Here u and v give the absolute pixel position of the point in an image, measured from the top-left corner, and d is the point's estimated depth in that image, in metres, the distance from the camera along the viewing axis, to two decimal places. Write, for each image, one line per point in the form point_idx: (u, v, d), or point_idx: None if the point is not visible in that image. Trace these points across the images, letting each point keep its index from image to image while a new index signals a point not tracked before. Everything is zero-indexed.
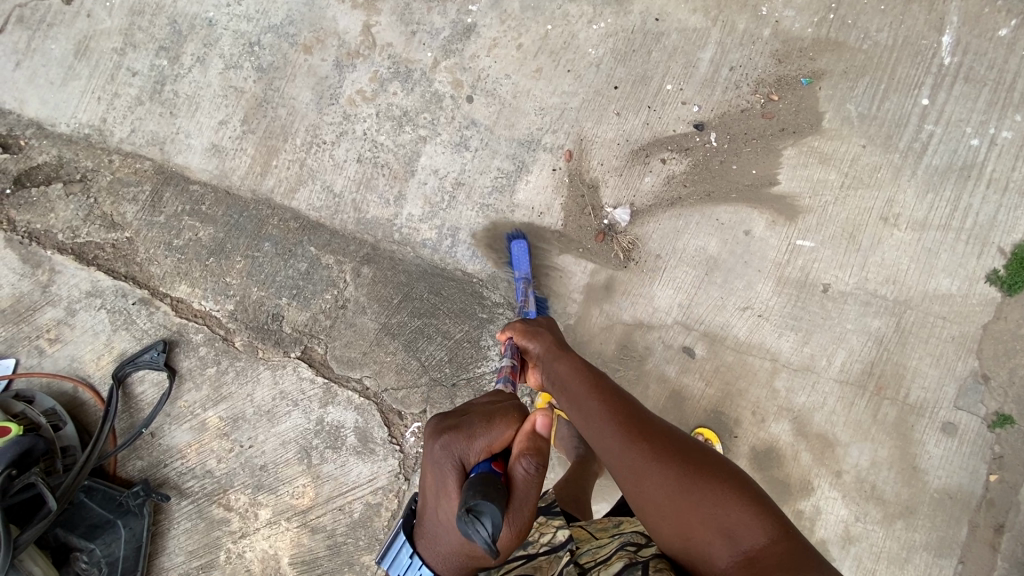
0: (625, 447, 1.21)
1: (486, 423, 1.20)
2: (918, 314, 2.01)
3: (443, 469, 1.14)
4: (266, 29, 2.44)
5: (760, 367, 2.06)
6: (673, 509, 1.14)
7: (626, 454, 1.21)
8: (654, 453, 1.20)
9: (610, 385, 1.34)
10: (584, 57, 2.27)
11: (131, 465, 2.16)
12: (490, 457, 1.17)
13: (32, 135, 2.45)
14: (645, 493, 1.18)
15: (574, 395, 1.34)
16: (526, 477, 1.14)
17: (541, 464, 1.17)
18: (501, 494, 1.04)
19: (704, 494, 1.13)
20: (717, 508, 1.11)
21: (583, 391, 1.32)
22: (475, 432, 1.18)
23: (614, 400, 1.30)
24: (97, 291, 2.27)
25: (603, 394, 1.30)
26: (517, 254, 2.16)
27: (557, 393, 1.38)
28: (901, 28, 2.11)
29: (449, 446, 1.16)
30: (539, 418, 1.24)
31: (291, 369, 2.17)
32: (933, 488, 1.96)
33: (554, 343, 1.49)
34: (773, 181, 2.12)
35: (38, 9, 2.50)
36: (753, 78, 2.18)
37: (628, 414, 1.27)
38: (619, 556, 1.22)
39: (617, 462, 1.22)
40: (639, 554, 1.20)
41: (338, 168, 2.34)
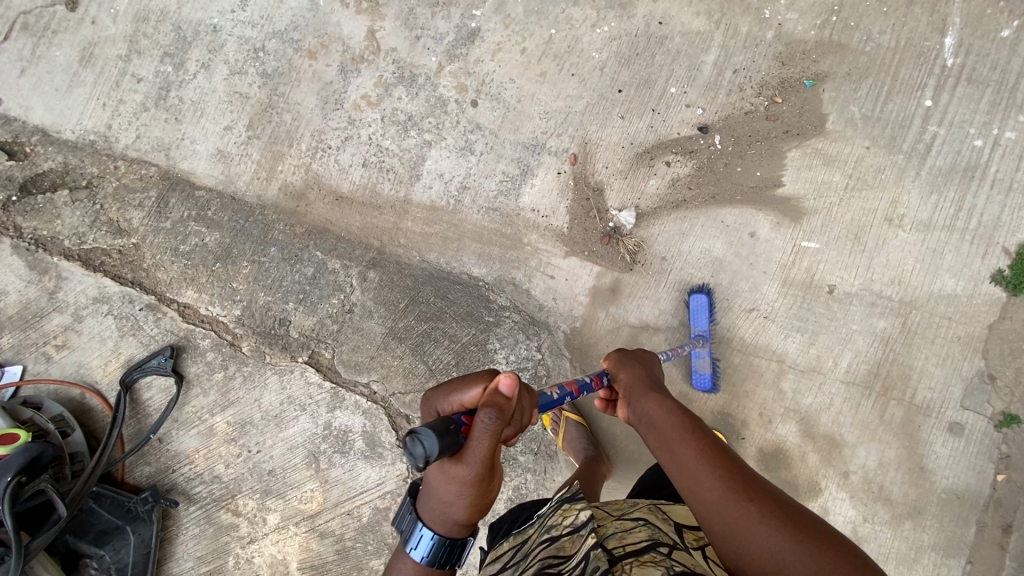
0: (728, 498, 1.11)
1: (464, 377, 1.19)
2: (923, 315, 2.02)
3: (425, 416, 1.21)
4: (271, 35, 2.46)
5: (767, 368, 2.06)
6: (782, 573, 0.99)
7: (727, 503, 1.10)
8: (764, 510, 1.07)
9: (708, 433, 1.27)
10: (588, 61, 2.28)
11: (139, 471, 2.16)
12: (463, 411, 1.15)
13: (38, 142, 2.46)
14: (748, 551, 1.04)
15: (668, 439, 1.27)
16: (483, 428, 1.03)
17: (501, 423, 1.04)
18: (442, 428, 1.02)
19: (818, 560, 0.98)
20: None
21: (680, 436, 1.26)
22: (450, 387, 1.19)
23: (717, 451, 1.21)
24: (104, 297, 2.27)
25: (705, 443, 1.23)
26: (695, 307, 2.06)
27: (648, 435, 1.34)
28: (903, 30, 2.13)
29: (431, 399, 1.22)
30: (503, 376, 1.08)
31: (299, 374, 2.17)
32: (941, 488, 1.96)
33: (649, 380, 1.46)
34: (777, 183, 2.13)
35: (43, 16, 2.51)
36: (756, 80, 2.19)
37: (734, 468, 1.17)
38: (651, 553, 1.15)
39: (715, 511, 1.11)
40: (671, 558, 1.11)
41: (343, 173, 2.35)
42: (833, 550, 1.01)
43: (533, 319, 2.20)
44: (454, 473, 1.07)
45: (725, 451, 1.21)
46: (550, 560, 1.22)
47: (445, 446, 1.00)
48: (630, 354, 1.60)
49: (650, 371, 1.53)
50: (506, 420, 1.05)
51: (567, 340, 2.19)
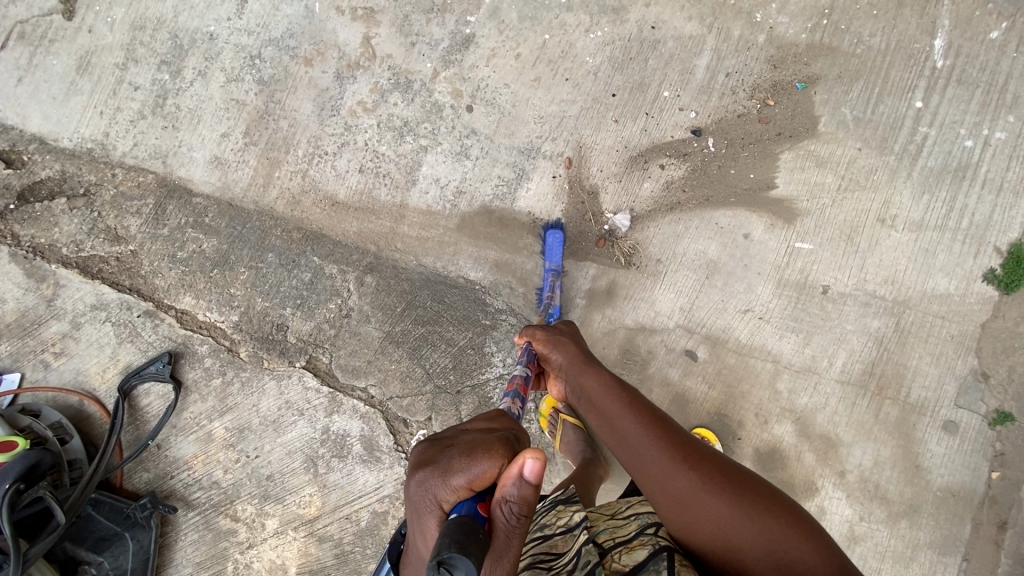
0: (669, 467, 1.23)
1: (467, 453, 1.02)
2: (916, 314, 2.03)
3: (416, 504, 0.99)
4: (267, 42, 2.48)
5: (762, 369, 2.08)
6: (717, 527, 1.16)
7: (669, 473, 1.23)
8: (700, 474, 1.21)
9: (648, 405, 1.37)
10: (582, 66, 2.31)
11: (137, 477, 2.15)
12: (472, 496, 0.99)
13: (35, 150, 2.47)
14: (687, 512, 1.20)
15: (611, 415, 1.37)
16: (510, 526, 0.95)
17: (527, 515, 0.97)
18: (474, 547, 0.86)
19: (750, 519, 1.14)
20: (761, 529, 1.13)
21: (621, 410, 1.36)
22: (451, 467, 0.99)
23: (654, 421, 1.33)
24: (102, 304, 2.28)
25: (646, 417, 1.33)
26: (551, 243, 2.17)
27: (591, 411, 1.43)
28: (893, 32, 2.15)
29: (424, 483, 1.00)
30: (529, 462, 0.95)
31: (296, 379, 2.18)
32: (936, 486, 1.97)
33: (582, 358, 1.53)
34: (770, 184, 2.15)
35: (39, 25, 2.53)
36: (749, 83, 2.21)
37: (671, 436, 1.29)
38: (639, 539, 1.26)
39: (657, 480, 1.24)
40: (658, 537, 1.24)
41: (340, 178, 2.37)
42: (756, 501, 1.17)
43: (529, 321, 2.21)
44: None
45: (661, 418, 1.34)
46: (543, 556, 1.27)
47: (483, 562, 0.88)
48: (556, 330, 1.65)
49: (581, 346, 1.60)
50: (532, 508, 0.97)
51: None
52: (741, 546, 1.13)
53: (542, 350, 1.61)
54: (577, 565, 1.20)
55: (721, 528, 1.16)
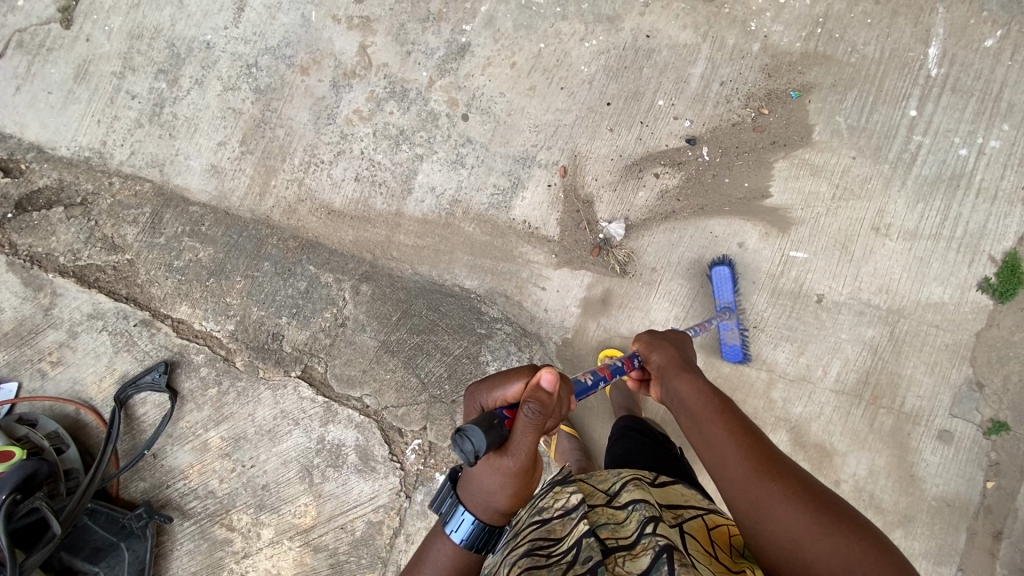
0: (750, 473, 1.13)
1: (503, 374, 1.25)
2: (910, 323, 2.03)
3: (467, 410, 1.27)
4: (263, 51, 2.49)
5: (757, 378, 2.08)
6: (793, 545, 1.01)
7: (747, 478, 1.13)
8: (783, 489, 1.09)
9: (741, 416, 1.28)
10: (577, 75, 2.32)
11: (133, 486, 2.16)
12: (504, 405, 1.21)
13: (33, 159, 2.48)
14: (763, 524, 1.07)
15: (699, 417, 1.31)
16: (525, 421, 1.11)
17: (542, 412, 1.11)
18: (489, 424, 1.09)
19: (835, 543, 0.99)
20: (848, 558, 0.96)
21: (709, 414, 1.30)
22: (491, 383, 1.25)
23: (745, 431, 1.24)
24: (99, 313, 2.29)
25: (733, 424, 1.25)
26: (719, 279, 2.05)
27: (679, 413, 1.38)
28: (887, 41, 2.16)
29: (473, 395, 1.27)
30: (544, 373, 1.14)
31: (292, 389, 2.18)
32: (931, 496, 1.97)
33: (680, 364, 1.49)
34: (765, 193, 2.15)
35: (37, 34, 2.54)
36: (743, 92, 2.22)
37: (760, 448, 1.18)
38: (640, 541, 1.08)
39: (733, 485, 1.14)
40: (659, 538, 1.06)
41: (336, 187, 2.38)
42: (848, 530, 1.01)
43: (525, 330, 2.22)
44: (499, 466, 1.15)
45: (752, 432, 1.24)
46: (540, 542, 1.17)
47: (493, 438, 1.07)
48: (659, 334, 1.64)
49: (683, 353, 1.55)
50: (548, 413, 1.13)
51: (558, 351, 2.21)
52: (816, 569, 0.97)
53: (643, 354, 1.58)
54: (577, 560, 1.06)
55: (796, 547, 1.01)
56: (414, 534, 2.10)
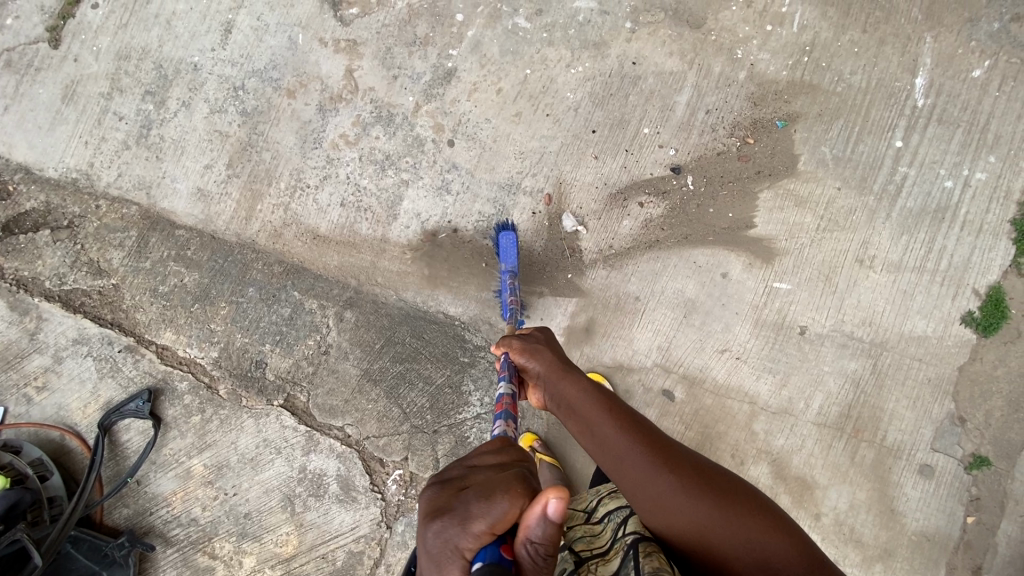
0: (649, 472, 1.23)
1: (486, 497, 0.92)
2: (893, 356, 2.03)
3: (434, 557, 0.87)
4: (250, 74, 2.48)
5: (739, 410, 2.07)
6: (699, 532, 1.16)
7: (649, 478, 1.22)
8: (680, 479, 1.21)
9: (625, 408, 1.37)
10: (563, 101, 2.31)
11: (117, 513, 2.17)
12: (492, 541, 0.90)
13: (21, 180, 2.48)
14: (668, 517, 1.18)
15: (591, 421, 1.35)
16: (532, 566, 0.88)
17: (551, 552, 0.90)
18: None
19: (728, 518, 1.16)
20: (738, 532, 1.14)
21: (599, 415, 1.34)
22: (470, 513, 0.90)
23: (635, 427, 1.32)
24: (85, 338, 2.30)
25: (622, 419, 1.33)
26: (504, 245, 2.19)
27: (568, 417, 1.41)
28: (874, 70, 2.15)
29: (441, 532, 0.90)
30: (559, 500, 0.89)
31: (274, 417, 2.19)
32: (911, 530, 1.97)
33: (557, 363, 1.50)
34: (749, 224, 2.14)
35: (26, 53, 2.54)
36: (728, 120, 2.21)
37: (652, 441, 1.28)
38: (613, 545, 1.24)
39: (636, 485, 1.23)
40: (626, 537, 1.23)
41: (321, 212, 2.38)
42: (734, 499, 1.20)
43: None
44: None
45: (638, 423, 1.33)
46: None
47: None
48: (527, 335, 1.60)
49: (556, 351, 1.56)
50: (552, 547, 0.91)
51: None
52: (721, 549, 1.14)
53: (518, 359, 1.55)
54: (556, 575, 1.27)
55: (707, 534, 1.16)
56: (395, 564, 2.11)
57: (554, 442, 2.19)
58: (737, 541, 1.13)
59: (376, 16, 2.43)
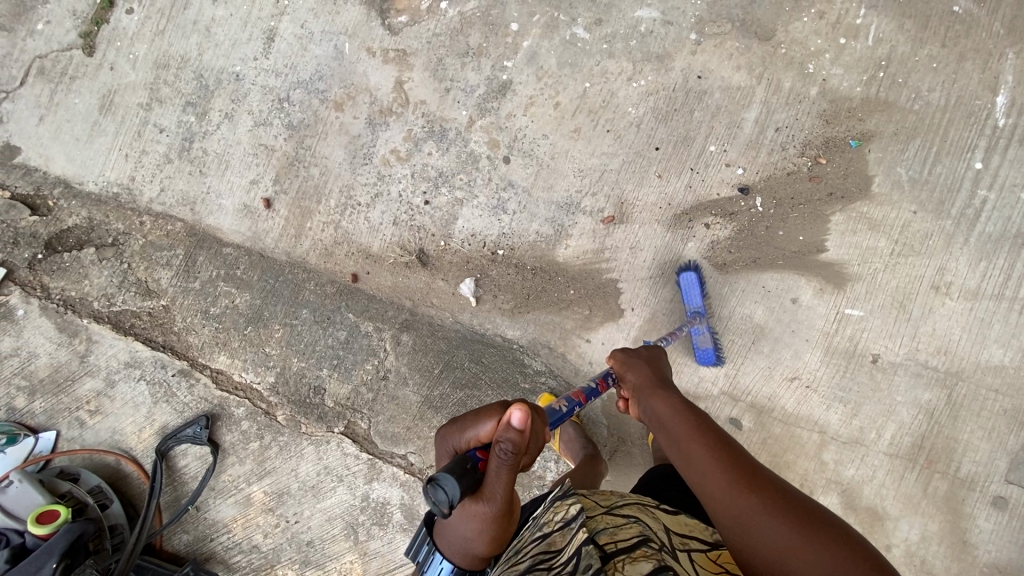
0: (728, 489, 1.17)
1: (475, 415, 1.21)
2: (968, 386, 2.00)
3: (443, 457, 1.24)
4: (295, 85, 2.39)
5: (809, 439, 2.06)
6: (780, 560, 1.04)
7: (726, 492, 1.17)
8: (763, 500, 1.13)
9: (716, 428, 1.33)
10: (624, 117, 2.22)
11: (177, 538, 2.19)
12: (477, 446, 1.17)
13: (61, 195, 2.41)
14: (747, 538, 1.10)
15: (673, 433, 1.36)
16: (498, 463, 1.08)
17: (516, 456, 1.08)
18: (461, 470, 1.07)
19: (819, 553, 1.03)
20: (829, 564, 1.00)
21: (684, 427, 1.35)
22: (464, 424, 1.21)
23: (723, 446, 1.27)
24: (136, 361, 2.26)
25: (708, 433, 1.31)
26: (687, 285, 2.07)
27: (658, 431, 1.42)
28: (954, 87, 2.06)
29: (446, 437, 1.24)
30: (513, 411, 1.08)
31: (335, 445, 2.18)
32: (983, 562, 1.96)
33: (650, 374, 1.56)
34: (821, 247, 2.08)
35: (59, 61, 2.45)
36: (800, 139, 2.13)
37: (734, 459, 1.23)
38: (643, 549, 1.11)
39: (722, 506, 1.17)
40: (662, 553, 1.10)
41: (374, 231, 2.31)
42: (836, 541, 1.05)
43: (570, 384, 2.19)
44: (472, 510, 1.14)
45: (738, 452, 1.25)
46: (541, 556, 1.14)
47: (468, 484, 1.06)
48: (633, 351, 1.66)
49: (654, 364, 1.61)
50: (521, 455, 1.09)
51: (604, 407, 2.17)
52: None
53: (618, 369, 1.63)
54: (576, 569, 1.04)
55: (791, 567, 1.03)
56: None
57: (616, 468, 2.16)
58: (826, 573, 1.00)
59: (426, 24, 2.33)
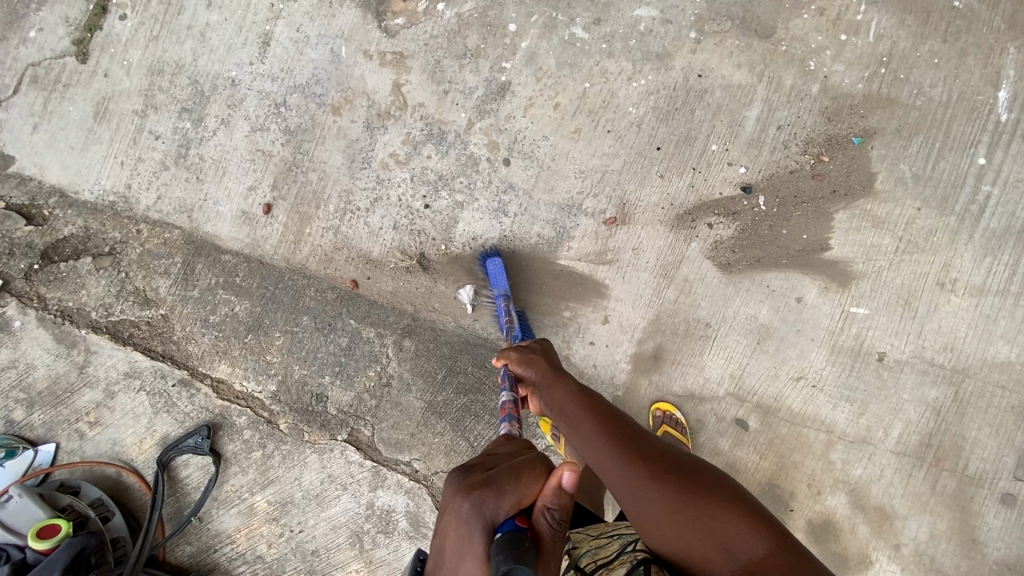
0: (618, 464, 1.25)
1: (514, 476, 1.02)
2: (975, 383, 1.99)
3: (471, 533, 0.93)
4: (292, 89, 2.36)
5: (815, 439, 2.05)
6: (671, 531, 1.15)
7: (618, 469, 1.24)
8: (647, 469, 1.22)
9: (606, 407, 1.39)
10: (625, 117, 2.20)
11: (180, 550, 2.18)
12: (518, 513, 0.98)
13: (56, 204, 2.38)
14: (641, 512, 1.19)
15: (571, 419, 1.40)
16: (552, 533, 0.98)
17: (565, 521, 1.02)
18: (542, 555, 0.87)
19: (698, 513, 1.14)
20: (706, 521, 1.12)
21: (586, 419, 1.36)
22: (503, 486, 0.99)
23: (612, 424, 1.33)
24: (136, 372, 2.24)
25: (598, 414, 1.36)
26: (494, 271, 2.15)
27: (558, 420, 1.45)
28: (956, 82, 2.05)
29: (477, 504, 0.97)
30: (571, 473, 1.02)
31: (339, 453, 2.16)
32: (993, 560, 1.95)
33: (548, 368, 1.55)
34: (825, 246, 2.07)
35: (52, 68, 2.42)
36: (802, 137, 2.11)
37: (621, 434, 1.30)
38: (619, 557, 1.22)
39: (615, 483, 1.25)
40: (635, 553, 1.21)
41: (374, 235, 2.28)
42: (709, 493, 1.17)
43: None
44: None
45: (625, 425, 1.33)
46: None
47: None
48: (525, 348, 1.66)
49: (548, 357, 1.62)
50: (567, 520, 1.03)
51: None
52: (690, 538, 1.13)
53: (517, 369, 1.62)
54: None
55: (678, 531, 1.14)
56: None
57: None
58: (708, 530, 1.12)
59: (424, 26, 2.31)
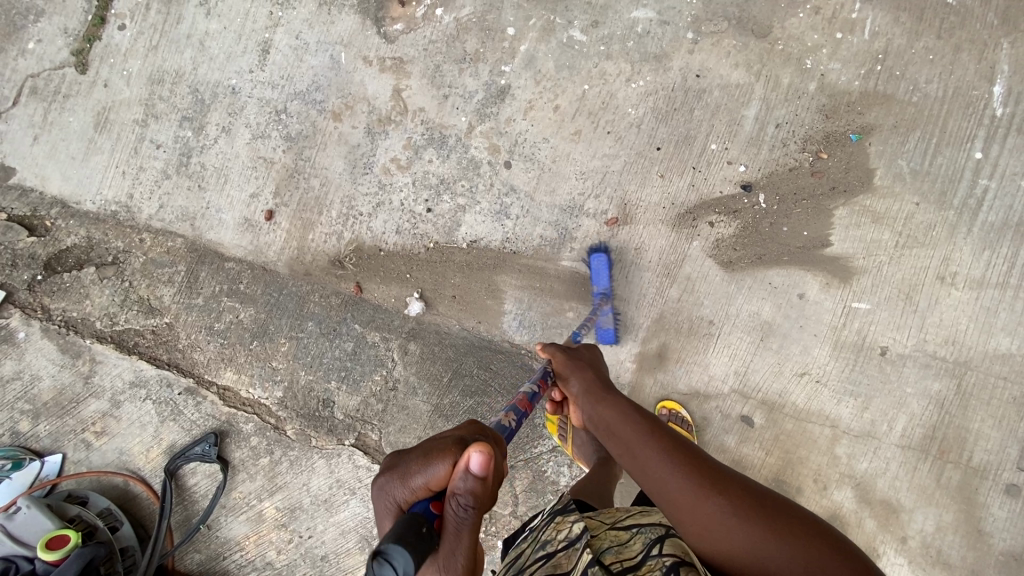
0: (690, 492, 1.19)
1: (423, 457, 1.06)
2: (978, 375, 2.00)
3: (381, 515, 1.03)
4: (292, 96, 2.37)
5: (821, 435, 2.06)
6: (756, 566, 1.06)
7: (689, 496, 1.18)
8: (724, 499, 1.16)
9: (669, 431, 1.35)
10: (624, 117, 2.22)
11: (189, 558, 2.18)
12: (428, 496, 1.02)
13: (58, 215, 2.38)
14: (719, 545, 1.12)
15: (630, 444, 1.35)
16: (458, 516, 0.96)
17: (476, 506, 0.99)
18: (415, 535, 0.88)
19: (787, 548, 1.06)
20: (795, 555, 1.04)
21: (647, 443, 1.32)
22: (410, 470, 1.04)
23: (677, 449, 1.29)
24: (141, 381, 2.24)
25: (661, 439, 1.32)
26: (597, 267, 2.13)
27: (613, 442, 1.42)
28: (951, 78, 2.07)
29: (385, 486, 1.05)
30: (474, 454, 1.01)
31: (346, 457, 2.17)
32: (999, 551, 1.97)
33: (597, 386, 1.55)
34: (825, 242, 2.08)
35: (51, 79, 2.42)
36: (801, 134, 2.13)
37: (690, 461, 1.25)
38: (646, 562, 1.10)
39: (686, 513, 1.18)
40: (664, 557, 1.08)
41: (377, 240, 2.29)
42: (797, 529, 1.09)
43: None
44: None
45: (692, 452, 1.28)
46: None
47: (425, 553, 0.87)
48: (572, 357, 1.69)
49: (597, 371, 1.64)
50: (480, 505, 1.00)
51: None
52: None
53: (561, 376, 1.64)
54: None
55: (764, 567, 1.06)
56: None
57: None
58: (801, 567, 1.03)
59: (422, 31, 2.33)
